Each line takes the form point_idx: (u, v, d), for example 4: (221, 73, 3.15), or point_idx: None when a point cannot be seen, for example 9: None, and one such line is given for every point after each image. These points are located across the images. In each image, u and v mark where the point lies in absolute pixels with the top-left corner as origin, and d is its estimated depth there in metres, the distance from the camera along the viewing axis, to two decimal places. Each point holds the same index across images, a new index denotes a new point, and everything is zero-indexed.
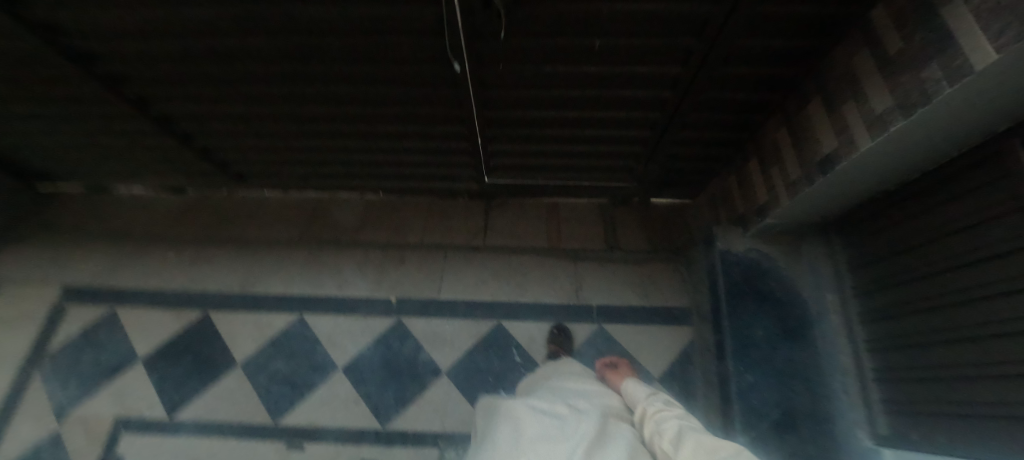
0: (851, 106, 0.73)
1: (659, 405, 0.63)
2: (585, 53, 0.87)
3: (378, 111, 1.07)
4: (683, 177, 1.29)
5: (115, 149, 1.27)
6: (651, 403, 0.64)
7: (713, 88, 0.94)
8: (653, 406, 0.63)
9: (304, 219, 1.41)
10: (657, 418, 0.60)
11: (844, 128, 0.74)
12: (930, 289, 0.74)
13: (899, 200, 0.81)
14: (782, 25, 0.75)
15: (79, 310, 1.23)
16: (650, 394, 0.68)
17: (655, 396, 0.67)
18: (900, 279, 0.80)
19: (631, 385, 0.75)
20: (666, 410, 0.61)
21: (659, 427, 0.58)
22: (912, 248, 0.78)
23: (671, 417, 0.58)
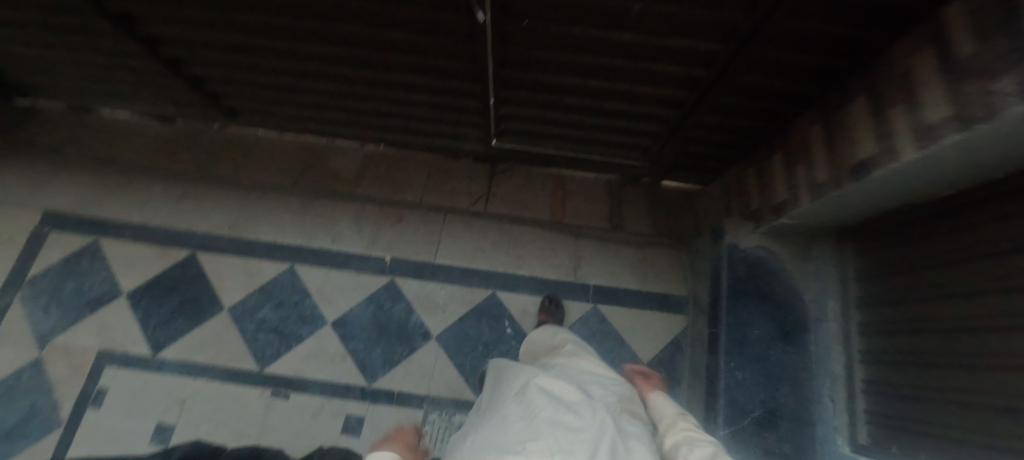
0: (900, 110, 0.67)
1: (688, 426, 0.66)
2: (619, 17, 0.78)
3: (385, 57, 0.99)
4: (700, 162, 1.24)
5: (96, 67, 1.17)
6: (680, 422, 0.67)
7: (751, 71, 0.86)
8: (681, 424, 0.66)
9: (300, 165, 1.35)
10: (682, 435, 0.63)
11: (888, 134, 0.69)
12: (941, 311, 0.73)
13: (928, 215, 0.77)
14: (841, 9, 0.67)
15: (59, 237, 1.19)
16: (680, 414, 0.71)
17: (684, 417, 0.70)
18: (912, 296, 0.78)
19: (660, 400, 0.78)
20: (697, 432, 0.63)
21: (685, 444, 0.60)
22: (932, 267, 0.76)
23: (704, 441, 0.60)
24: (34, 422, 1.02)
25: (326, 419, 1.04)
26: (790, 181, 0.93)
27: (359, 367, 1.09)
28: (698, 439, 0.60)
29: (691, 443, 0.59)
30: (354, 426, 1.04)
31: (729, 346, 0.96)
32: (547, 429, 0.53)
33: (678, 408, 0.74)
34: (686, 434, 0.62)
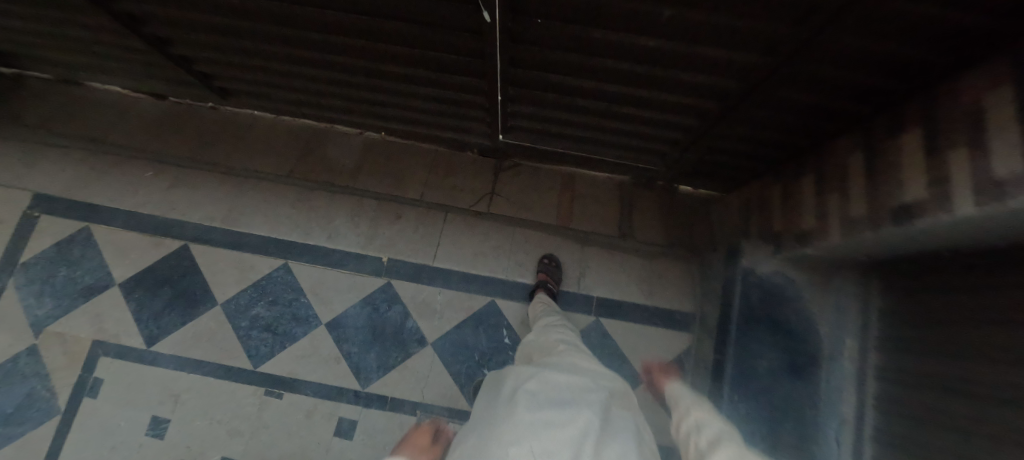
0: (960, 153, 0.59)
1: (701, 410, 0.61)
2: (644, 21, 0.68)
3: (383, 47, 0.90)
4: (720, 171, 1.15)
5: (78, 41, 1.09)
6: (693, 406, 0.63)
7: (789, 87, 0.77)
8: (695, 409, 0.62)
9: (296, 152, 1.28)
10: (695, 423, 0.59)
11: (942, 179, 0.61)
12: (968, 368, 0.67)
13: (975, 265, 0.69)
14: (905, 28, 0.58)
15: (50, 221, 1.15)
16: (693, 398, 0.67)
17: (697, 400, 0.66)
18: (941, 350, 0.72)
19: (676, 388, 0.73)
20: (711, 416, 0.59)
21: (698, 431, 0.56)
22: (967, 322, 0.69)
23: (721, 427, 0.56)
24: (33, 408, 1.03)
25: (319, 421, 1.04)
26: (819, 209, 0.85)
27: (353, 370, 1.08)
28: (714, 424, 0.56)
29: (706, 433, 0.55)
30: (347, 429, 1.04)
31: (734, 375, 0.95)
32: (530, 432, 0.50)
33: (692, 392, 0.70)
34: (699, 420, 0.58)
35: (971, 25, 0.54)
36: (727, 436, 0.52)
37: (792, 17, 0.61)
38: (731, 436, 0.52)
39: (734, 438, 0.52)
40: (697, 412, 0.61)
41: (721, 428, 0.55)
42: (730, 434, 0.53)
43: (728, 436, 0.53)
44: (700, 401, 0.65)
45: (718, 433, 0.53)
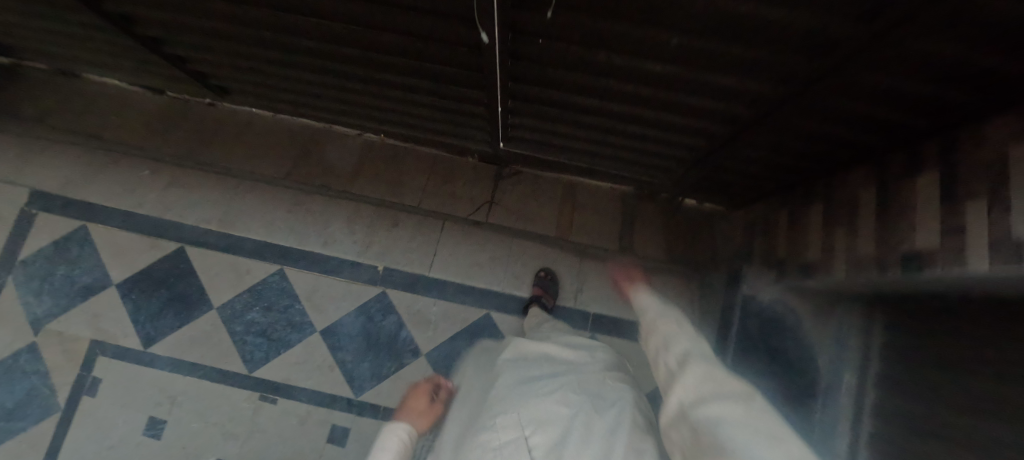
0: (978, 204, 0.55)
1: (673, 322, 0.56)
2: (651, 48, 0.65)
3: (380, 56, 0.87)
4: (726, 189, 1.11)
5: (71, 37, 1.07)
6: (664, 319, 0.57)
7: (802, 117, 0.73)
8: (666, 323, 0.56)
9: (293, 153, 1.26)
10: (663, 338, 0.53)
11: (958, 228, 0.57)
12: (955, 419, 0.64)
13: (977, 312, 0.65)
14: (929, 69, 0.54)
15: (48, 219, 1.15)
16: (668, 309, 0.61)
17: (671, 311, 0.59)
18: (933, 397, 0.69)
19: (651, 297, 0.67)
20: (682, 328, 0.53)
21: (667, 345, 0.51)
22: (963, 370, 0.65)
23: (693, 339, 0.50)
24: (33, 405, 1.05)
25: (312, 428, 1.05)
26: (826, 241, 0.83)
27: (347, 378, 1.08)
28: (684, 338, 0.50)
29: (674, 347, 0.50)
30: (339, 436, 1.05)
31: None
32: (519, 404, 0.56)
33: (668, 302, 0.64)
34: (669, 333, 0.53)
35: (1001, 70, 0.51)
36: (697, 347, 0.47)
37: (808, 49, 0.58)
38: (702, 349, 0.47)
39: (704, 350, 0.47)
40: (667, 324, 0.55)
41: (694, 340, 0.50)
42: (700, 346, 0.48)
43: (698, 347, 0.47)
44: (672, 312, 0.59)
45: (686, 346, 0.48)
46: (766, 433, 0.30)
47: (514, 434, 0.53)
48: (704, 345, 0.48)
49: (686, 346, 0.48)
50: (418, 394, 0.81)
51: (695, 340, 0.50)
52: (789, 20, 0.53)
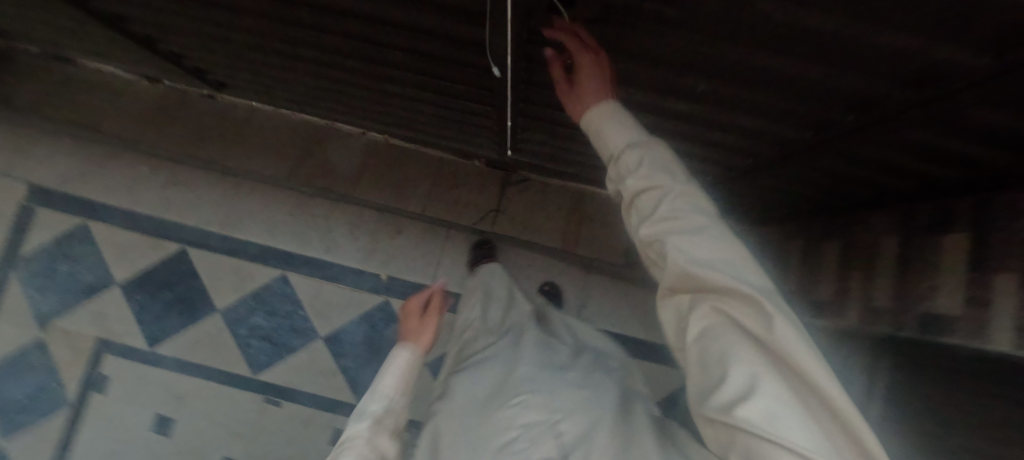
0: (1006, 277, 0.53)
1: (651, 171, 0.37)
2: (674, 89, 0.61)
3: (386, 69, 0.83)
4: (739, 211, 1.08)
5: (61, 27, 1.02)
6: (637, 169, 0.38)
7: (827, 160, 0.69)
8: (641, 176, 0.38)
9: (295, 151, 1.22)
10: (640, 207, 0.37)
11: (983, 298, 0.55)
12: None
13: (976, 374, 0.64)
14: (968, 134, 0.51)
15: (48, 215, 1.14)
16: (639, 141, 0.40)
17: (643, 147, 0.39)
18: None
19: (613, 118, 0.43)
20: (667, 185, 0.36)
21: (648, 224, 0.36)
22: None
23: (690, 204, 0.35)
24: (44, 400, 1.07)
25: (317, 431, 1.07)
26: (841, 283, 0.82)
27: (350, 385, 1.09)
28: (675, 207, 0.35)
29: (659, 231, 0.35)
30: None
31: None
32: (546, 390, 0.55)
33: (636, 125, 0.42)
34: (649, 201, 0.37)
35: None
36: (700, 228, 0.33)
37: (843, 102, 0.54)
38: (707, 226, 0.33)
39: (712, 228, 0.33)
40: (642, 179, 0.37)
41: (691, 209, 0.34)
42: (704, 221, 0.33)
43: (700, 226, 0.33)
44: (648, 148, 0.39)
45: (680, 229, 0.34)
46: (799, 413, 0.27)
47: (542, 418, 0.51)
48: (709, 218, 0.33)
49: (678, 229, 0.34)
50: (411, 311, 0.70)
51: (694, 210, 0.34)
52: (825, 75, 0.49)
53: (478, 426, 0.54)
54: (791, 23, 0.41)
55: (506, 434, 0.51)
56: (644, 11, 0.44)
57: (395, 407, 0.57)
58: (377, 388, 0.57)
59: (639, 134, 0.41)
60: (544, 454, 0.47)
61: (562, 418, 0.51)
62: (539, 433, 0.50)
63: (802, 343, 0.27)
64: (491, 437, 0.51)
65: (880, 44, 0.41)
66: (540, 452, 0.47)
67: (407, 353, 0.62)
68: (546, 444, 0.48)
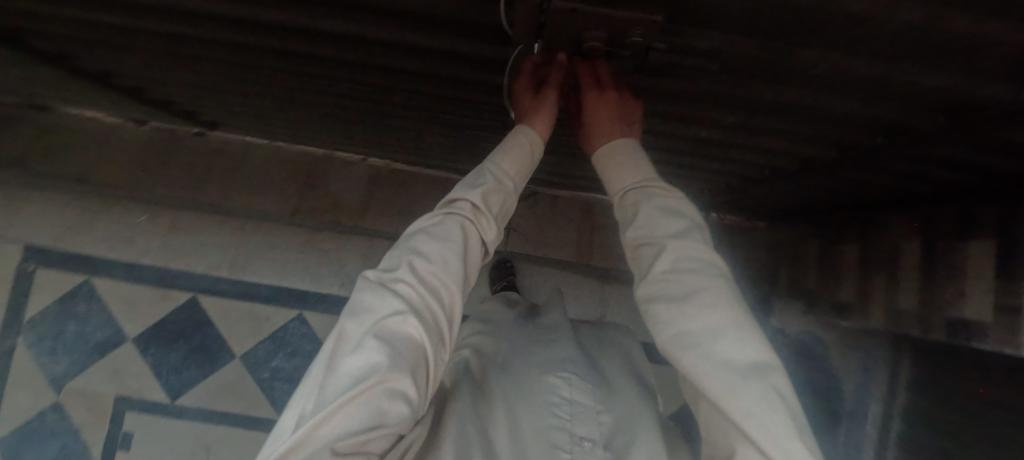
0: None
1: (652, 217, 0.35)
2: (697, 121, 0.61)
3: (393, 107, 0.81)
4: (752, 211, 1.08)
5: (42, 82, 0.97)
6: (632, 221, 0.36)
7: (847, 171, 0.70)
8: (639, 227, 0.35)
9: (297, 185, 1.20)
10: (637, 263, 0.35)
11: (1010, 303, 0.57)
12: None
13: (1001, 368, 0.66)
14: (995, 155, 0.52)
15: (49, 275, 1.11)
16: (638, 185, 0.38)
17: (643, 194, 0.37)
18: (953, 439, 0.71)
19: (621, 159, 0.41)
20: (659, 240, 0.33)
21: (642, 285, 0.34)
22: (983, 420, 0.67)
23: (686, 263, 0.32)
24: None
25: None
26: (863, 283, 0.84)
27: None
28: (670, 267, 0.32)
29: (648, 294, 0.33)
30: None
31: None
32: (590, 374, 0.43)
33: (646, 167, 0.39)
34: (644, 258, 0.34)
35: None
36: (684, 295, 0.30)
37: (870, 126, 0.54)
38: (691, 293, 0.30)
39: (700, 293, 0.29)
40: (637, 233, 0.35)
41: (688, 269, 0.31)
42: (693, 284, 0.30)
43: (682, 293, 0.30)
44: (651, 196, 0.36)
45: (666, 294, 0.31)
46: None
47: (585, 398, 0.39)
48: (700, 280, 0.30)
49: (666, 296, 0.31)
50: (523, 77, 0.44)
51: (690, 270, 0.31)
52: (856, 107, 0.49)
53: (513, 386, 0.43)
54: (829, 67, 0.41)
55: (544, 397, 0.39)
56: (679, 67, 0.43)
57: (501, 190, 0.41)
58: (486, 165, 0.42)
59: (642, 178, 0.38)
60: (587, 435, 0.36)
61: (604, 408, 0.39)
62: (581, 413, 0.38)
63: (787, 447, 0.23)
64: (524, 401, 0.40)
65: (919, 82, 0.41)
66: (582, 432, 0.36)
67: (530, 135, 0.45)
68: (590, 426, 0.37)
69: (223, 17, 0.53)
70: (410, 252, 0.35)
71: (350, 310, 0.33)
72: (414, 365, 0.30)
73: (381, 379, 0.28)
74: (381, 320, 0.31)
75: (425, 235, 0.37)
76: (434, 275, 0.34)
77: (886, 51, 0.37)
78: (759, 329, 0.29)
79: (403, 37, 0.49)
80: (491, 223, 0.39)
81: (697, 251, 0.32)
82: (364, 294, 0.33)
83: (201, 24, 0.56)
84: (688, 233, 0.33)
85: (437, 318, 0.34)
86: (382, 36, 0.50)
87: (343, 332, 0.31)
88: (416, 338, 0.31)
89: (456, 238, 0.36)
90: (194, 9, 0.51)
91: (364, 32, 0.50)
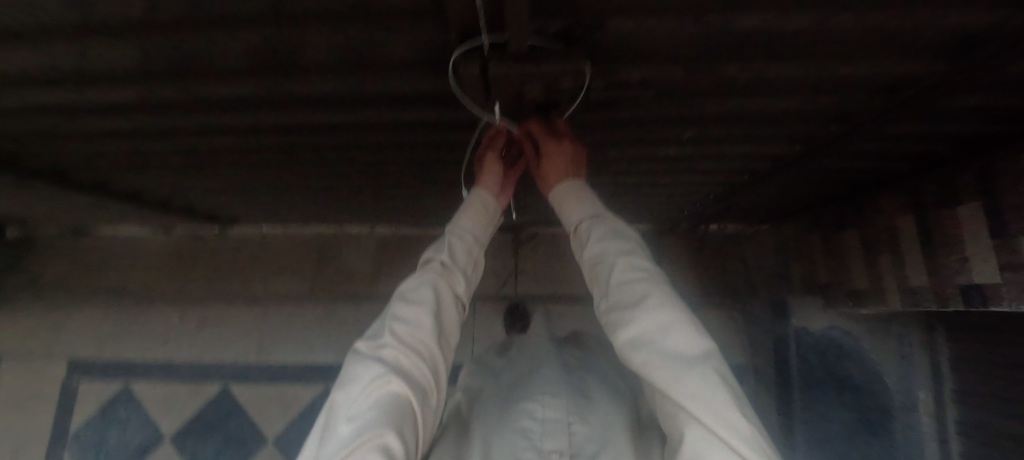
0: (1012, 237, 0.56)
1: (601, 240, 0.41)
2: (662, 142, 0.66)
3: (389, 179, 0.88)
4: (752, 215, 1.09)
5: (81, 207, 1.10)
6: (588, 242, 0.41)
7: (821, 161, 0.73)
8: (595, 246, 0.41)
9: (313, 265, 1.26)
10: (596, 278, 0.40)
11: (998, 257, 0.58)
12: None
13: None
14: (944, 122, 0.55)
15: (92, 387, 1.17)
16: (592, 216, 0.44)
17: (594, 222, 0.43)
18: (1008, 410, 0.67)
19: (573, 195, 0.48)
20: (611, 258, 0.39)
21: (606, 298, 0.38)
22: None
23: (634, 274, 0.37)
24: None
25: None
26: (873, 268, 0.83)
27: None
28: (625, 276, 0.37)
29: (609, 302, 0.37)
30: None
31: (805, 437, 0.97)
32: (568, 383, 0.41)
33: (595, 202, 0.46)
34: (601, 273, 0.39)
35: (1011, 117, 0.52)
36: (635, 300, 0.35)
37: (819, 118, 0.57)
38: (641, 298, 0.34)
39: (649, 297, 0.34)
40: (592, 255, 0.41)
41: (637, 280, 0.36)
42: (642, 291, 0.35)
43: (635, 300, 0.35)
44: (603, 222, 0.43)
45: (623, 302, 0.35)
46: None
47: (557, 413, 0.37)
48: (645, 287, 0.35)
49: (622, 303, 0.35)
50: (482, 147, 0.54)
51: (637, 280, 0.36)
52: (797, 104, 0.53)
53: (492, 417, 0.40)
54: (755, 76, 0.45)
55: (517, 423, 0.36)
56: (624, 98, 0.49)
57: (464, 245, 0.46)
58: (447, 228, 0.47)
59: (592, 208, 0.45)
60: (556, 448, 0.34)
61: (578, 419, 0.37)
62: (552, 430, 0.36)
63: (720, 417, 0.27)
64: (499, 428, 0.38)
65: (835, 75, 0.46)
66: (551, 446, 0.34)
67: (483, 195, 0.52)
68: (559, 439, 0.35)
69: (231, 124, 0.62)
70: (390, 320, 0.38)
71: (342, 383, 0.35)
72: (400, 420, 0.31)
73: (371, 436, 0.29)
74: (368, 385, 0.33)
75: (402, 301, 0.40)
76: (414, 337, 0.38)
77: (793, 57, 0.42)
78: (701, 326, 0.33)
79: (384, 115, 0.57)
80: (459, 277, 0.44)
81: (642, 263, 0.38)
82: (355, 367, 0.36)
83: (215, 133, 0.66)
84: (632, 250, 0.39)
85: (422, 375, 0.36)
86: (367, 117, 0.58)
87: (335, 406, 0.34)
88: (403, 395, 0.33)
89: (429, 299, 0.40)
90: (209, 123, 0.62)
91: (351, 116, 0.58)
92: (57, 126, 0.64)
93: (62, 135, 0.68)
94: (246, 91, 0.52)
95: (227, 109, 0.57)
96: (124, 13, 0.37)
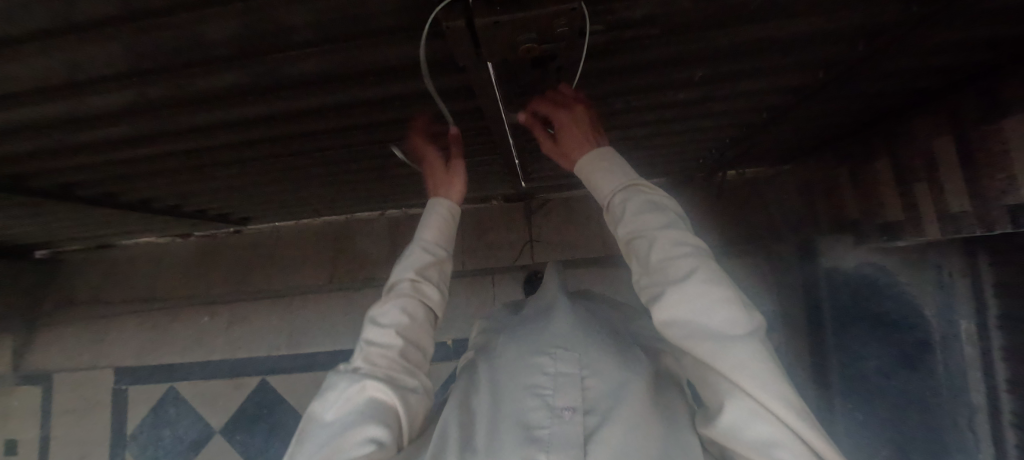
0: None
1: (639, 213, 0.39)
2: (674, 86, 0.61)
3: (390, 159, 0.86)
4: (773, 154, 1.04)
5: (95, 222, 1.11)
6: (625, 214, 0.40)
7: (848, 87, 0.67)
8: (632, 217, 0.39)
9: (329, 255, 1.27)
10: (634, 252, 0.38)
11: None
12: None
13: None
14: (988, 25, 0.49)
15: (140, 390, 1.24)
16: (625, 186, 0.42)
17: (634, 192, 0.41)
18: None
19: (605, 164, 0.44)
20: (651, 232, 0.37)
21: (645, 274, 0.37)
22: None
23: (678, 249, 0.35)
24: None
25: None
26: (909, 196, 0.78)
27: None
28: (665, 252, 0.36)
29: (651, 276, 0.36)
30: None
31: (844, 378, 0.97)
32: (585, 334, 0.40)
33: (627, 168, 0.43)
34: (639, 248, 0.38)
35: None
36: (680, 277, 0.34)
37: (846, 39, 0.52)
38: (687, 274, 0.33)
39: (697, 272, 0.33)
40: (630, 225, 0.39)
41: (681, 255, 0.35)
42: (687, 268, 0.34)
43: (680, 275, 0.34)
44: (641, 193, 0.41)
45: (669, 277, 0.34)
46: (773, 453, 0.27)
47: (570, 367, 0.37)
48: (693, 262, 0.34)
49: (668, 277, 0.34)
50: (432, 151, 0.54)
51: (684, 254, 0.35)
52: (819, 24, 0.48)
53: (504, 366, 0.40)
54: None
55: (530, 379, 0.37)
56: (627, 39, 0.45)
57: (434, 263, 0.49)
58: (413, 243, 0.49)
59: (629, 178, 0.43)
60: (569, 404, 0.35)
61: (591, 372, 0.37)
62: (564, 384, 0.36)
63: (774, 397, 0.28)
64: (507, 378, 0.38)
65: None
66: (563, 402, 0.35)
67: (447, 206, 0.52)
68: (572, 395, 0.36)
69: (215, 119, 0.60)
70: (367, 345, 0.43)
71: (326, 388, 0.42)
72: (379, 420, 0.37)
73: (350, 436, 0.36)
74: (348, 397, 0.39)
75: (374, 325, 0.44)
76: (389, 357, 0.42)
77: None
78: (749, 304, 0.33)
79: (373, 91, 0.54)
80: (429, 290, 0.47)
81: (687, 237, 0.36)
82: (337, 379, 0.42)
83: (205, 130, 0.64)
84: (674, 222, 0.37)
85: (399, 382, 0.41)
86: (355, 95, 0.55)
87: (313, 412, 0.40)
88: (377, 402, 0.39)
89: (399, 320, 0.44)
90: (199, 122, 0.60)
91: (337, 96, 0.55)
92: (46, 140, 0.63)
93: (56, 150, 0.67)
94: (227, 82, 0.50)
95: (209, 103, 0.55)
96: (82, 11, 0.35)
